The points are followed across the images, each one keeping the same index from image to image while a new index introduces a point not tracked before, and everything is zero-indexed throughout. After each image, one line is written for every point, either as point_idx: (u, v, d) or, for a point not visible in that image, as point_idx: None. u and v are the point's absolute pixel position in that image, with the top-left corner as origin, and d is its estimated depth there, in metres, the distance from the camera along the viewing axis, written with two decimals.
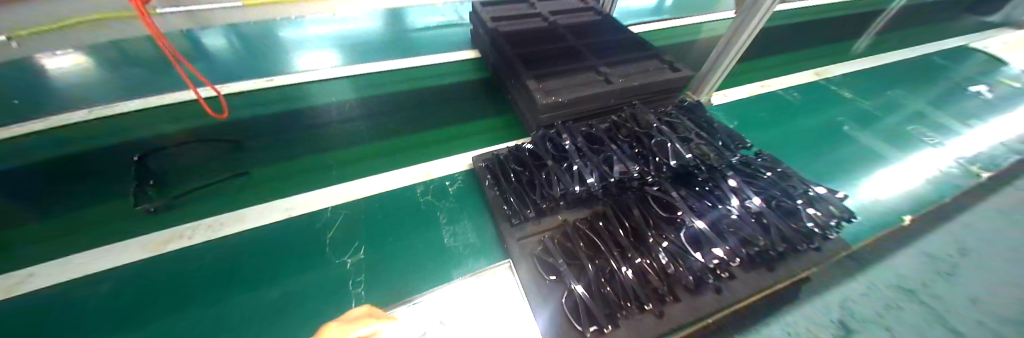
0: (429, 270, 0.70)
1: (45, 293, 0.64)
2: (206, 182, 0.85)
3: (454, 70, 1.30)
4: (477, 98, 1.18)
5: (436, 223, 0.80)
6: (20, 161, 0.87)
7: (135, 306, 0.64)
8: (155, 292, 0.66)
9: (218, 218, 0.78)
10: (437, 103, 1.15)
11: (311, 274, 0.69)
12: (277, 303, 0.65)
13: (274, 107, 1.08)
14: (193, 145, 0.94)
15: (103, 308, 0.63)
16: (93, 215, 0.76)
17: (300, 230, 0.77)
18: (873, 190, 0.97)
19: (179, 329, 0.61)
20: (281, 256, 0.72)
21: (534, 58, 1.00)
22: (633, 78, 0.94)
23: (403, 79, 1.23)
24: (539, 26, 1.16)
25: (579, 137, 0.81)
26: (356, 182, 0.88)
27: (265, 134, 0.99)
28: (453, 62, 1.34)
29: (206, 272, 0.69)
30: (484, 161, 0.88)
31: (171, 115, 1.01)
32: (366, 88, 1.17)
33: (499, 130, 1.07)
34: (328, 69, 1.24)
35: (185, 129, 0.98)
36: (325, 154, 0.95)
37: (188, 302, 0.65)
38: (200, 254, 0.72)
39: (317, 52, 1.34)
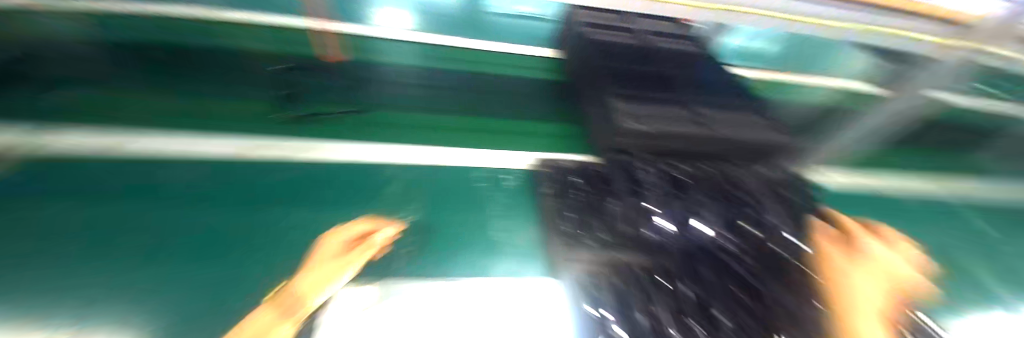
0: (465, 255, 0.68)
1: (145, 167, 0.74)
2: (321, 108, 0.92)
3: (531, 64, 1.25)
4: (549, 100, 1.14)
5: (485, 211, 0.78)
6: (140, 45, 0.98)
7: (202, 197, 0.69)
8: (221, 193, 0.71)
9: (290, 145, 0.83)
10: (507, 93, 1.14)
11: (355, 220, 0.70)
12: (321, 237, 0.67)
13: (358, 53, 1.11)
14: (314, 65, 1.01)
15: (182, 190, 0.70)
16: (196, 113, 0.86)
17: (359, 177, 0.78)
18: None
19: (228, 228, 0.64)
20: (336, 193, 0.74)
21: (623, 77, 0.94)
22: (729, 128, 0.85)
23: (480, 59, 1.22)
24: (636, 41, 1.07)
25: (658, 176, 0.77)
26: (417, 147, 0.88)
27: (344, 76, 1.02)
28: (532, 56, 1.29)
29: (268, 187, 0.73)
30: (549, 168, 0.85)
31: (267, 35, 1.07)
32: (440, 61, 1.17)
33: (564, 138, 1.03)
34: (400, 31, 1.21)
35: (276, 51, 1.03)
36: (392, 113, 0.96)
37: (241, 208, 0.68)
38: (268, 171, 0.76)
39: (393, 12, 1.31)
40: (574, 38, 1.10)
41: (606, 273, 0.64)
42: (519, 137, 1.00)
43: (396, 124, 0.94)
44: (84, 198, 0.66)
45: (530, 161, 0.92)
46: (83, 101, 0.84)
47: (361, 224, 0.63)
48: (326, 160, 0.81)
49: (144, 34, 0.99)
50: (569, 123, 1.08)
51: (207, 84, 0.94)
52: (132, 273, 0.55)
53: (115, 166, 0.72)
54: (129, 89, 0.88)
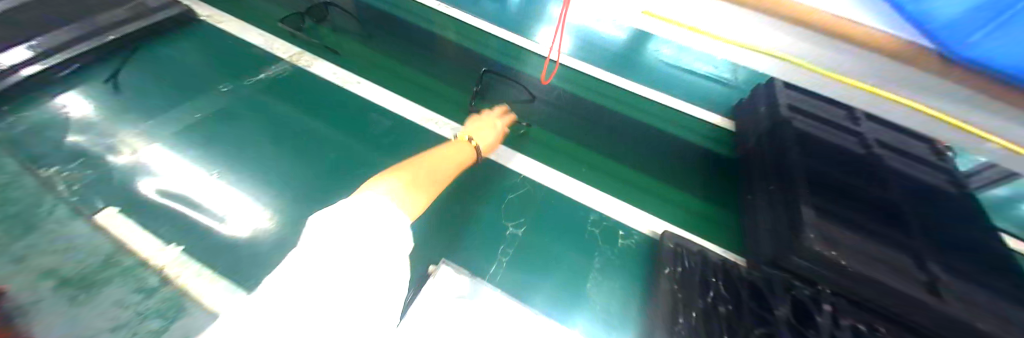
0: (557, 297, 0.67)
1: (352, 107, 0.95)
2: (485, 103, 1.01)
3: (691, 123, 1.10)
4: (698, 170, 0.99)
5: (590, 262, 0.73)
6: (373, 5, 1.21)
7: (382, 147, 0.87)
8: (394, 150, 0.87)
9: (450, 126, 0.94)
10: (653, 143, 1.03)
11: (477, 216, 0.76)
12: (448, 217, 0.75)
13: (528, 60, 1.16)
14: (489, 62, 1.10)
15: (372, 137, 0.89)
16: (392, 74, 1.05)
17: (492, 177, 0.84)
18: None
19: None
20: (469, 183, 0.81)
21: (823, 187, 0.74)
22: (983, 319, 0.58)
23: (634, 100, 1.11)
24: (852, 151, 0.85)
25: (850, 330, 0.57)
26: (546, 168, 0.89)
27: (506, 78, 1.08)
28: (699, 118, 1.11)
29: None
30: (678, 247, 0.72)
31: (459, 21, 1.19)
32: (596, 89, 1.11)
33: (701, 220, 0.88)
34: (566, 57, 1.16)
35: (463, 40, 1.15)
36: (535, 126, 0.98)
37: None
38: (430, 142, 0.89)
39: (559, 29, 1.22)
40: (766, 118, 0.94)
41: None
42: (648, 196, 0.90)
43: (533, 137, 0.96)
44: (317, 120, 0.90)
45: (654, 229, 0.82)
46: (333, 40, 1.11)
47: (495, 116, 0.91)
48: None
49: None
50: (719, 204, 0.93)
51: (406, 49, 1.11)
52: (324, 197, 0.75)
53: (340, 98, 0.96)
54: (355, 39, 1.12)
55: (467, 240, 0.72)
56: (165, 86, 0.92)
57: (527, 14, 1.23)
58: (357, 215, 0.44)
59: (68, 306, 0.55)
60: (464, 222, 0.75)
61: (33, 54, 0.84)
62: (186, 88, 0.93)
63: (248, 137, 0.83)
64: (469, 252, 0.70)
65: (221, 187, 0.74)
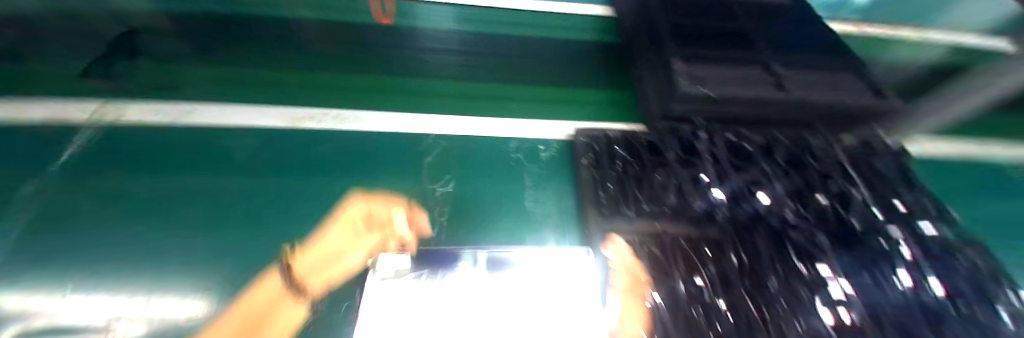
0: (507, 226, 0.69)
1: (207, 131, 0.79)
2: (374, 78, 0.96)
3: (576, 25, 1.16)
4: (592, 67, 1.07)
5: (521, 184, 0.76)
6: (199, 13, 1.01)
7: (262, 166, 0.74)
8: (277, 164, 0.75)
9: (337, 112, 0.86)
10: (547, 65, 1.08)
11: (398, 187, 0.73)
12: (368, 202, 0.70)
13: None
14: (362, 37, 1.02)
15: (246, 158, 0.75)
16: (251, 80, 0.91)
17: (402, 147, 0.80)
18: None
19: (291, 196, 0.69)
20: (380, 163, 0.77)
21: (687, 34, 0.82)
22: (817, 91, 0.72)
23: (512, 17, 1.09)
24: None
25: (719, 141, 0.69)
26: (455, 118, 0.88)
27: (387, 47, 1.03)
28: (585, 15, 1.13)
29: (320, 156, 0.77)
30: (588, 139, 0.78)
31: None
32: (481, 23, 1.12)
33: (607, 106, 0.96)
34: None
35: None
36: (433, 82, 0.97)
37: (299, 176, 0.73)
38: (319, 140, 0.80)
39: None
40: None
41: (653, 250, 0.59)
42: (558, 109, 0.95)
43: (433, 97, 0.93)
44: (164, 171, 0.72)
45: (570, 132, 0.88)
46: (154, 74, 0.90)
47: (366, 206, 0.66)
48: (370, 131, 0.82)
49: None
50: (618, 92, 1.01)
51: (257, 57, 0.97)
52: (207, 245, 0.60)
53: (184, 136, 0.78)
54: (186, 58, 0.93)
55: (398, 217, 0.67)
56: None
57: None
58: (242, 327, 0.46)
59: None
60: (392, 198, 0.70)
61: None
62: None
63: (74, 214, 0.63)
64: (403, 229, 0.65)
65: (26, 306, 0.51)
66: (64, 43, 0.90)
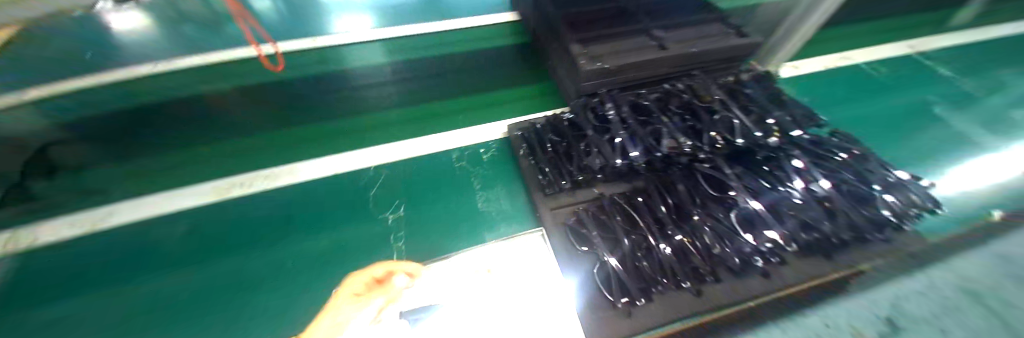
0: (466, 230, 0.72)
1: (128, 230, 0.73)
2: (302, 127, 0.94)
3: (489, 34, 1.24)
4: (513, 65, 1.14)
5: (470, 189, 0.80)
6: (92, 112, 0.94)
7: (201, 249, 0.70)
8: (217, 242, 0.72)
9: (271, 170, 0.83)
10: (475, 70, 1.12)
11: (352, 228, 0.73)
12: (325, 251, 0.69)
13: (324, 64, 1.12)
14: (283, 93, 1.01)
15: (180, 246, 0.71)
16: (166, 162, 0.84)
17: (346, 188, 0.80)
18: (970, 187, 0.83)
19: (243, 270, 0.67)
20: (328, 209, 0.76)
21: (579, 21, 0.93)
22: (692, 44, 0.85)
23: (436, 43, 1.20)
24: None
25: (624, 106, 0.78)
26: (399, 144, 0.90)
27: (310, 94, 1.02)
28: (494, 24, 1.28)
29: (263, 220, 0.75)
30: (521, 131, 0.86)
31: (224, 72, 1.06)
32: (399, 53, 1.16)
33: (535, 98, 1.04)
34: (366, 31, 1.22)
35: (238, 85, 1.02)
36: (364, 116, 0.97)
37: (245, 248, 0.70)
38: (257, 204, 0.77)
39: (353, 15, 1.32)
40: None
41: (596, 215, 0.68)
42: (496, 110, 1.00)
43: (373, 130, 0.94)
44: (94, 283, 0.66)
45: (505, 130, 0.94)
46: (43, 182, 0.79)
47: (382, 269, 0.59)
48: (314, 177, 0.82)
49: (97, 102, 0.96)
50: (543, 82, 1.09)
51: (170, 135, 0.90)
52: None
53: (108, 239, 0.72)
54: (80, 158, 0.84)
55: (360, 253, 0.69)
56: None
57: (316, 21, 1.29)
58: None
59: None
60: (352, 238, 0.71)
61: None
62: None
63: None
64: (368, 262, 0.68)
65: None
66: None
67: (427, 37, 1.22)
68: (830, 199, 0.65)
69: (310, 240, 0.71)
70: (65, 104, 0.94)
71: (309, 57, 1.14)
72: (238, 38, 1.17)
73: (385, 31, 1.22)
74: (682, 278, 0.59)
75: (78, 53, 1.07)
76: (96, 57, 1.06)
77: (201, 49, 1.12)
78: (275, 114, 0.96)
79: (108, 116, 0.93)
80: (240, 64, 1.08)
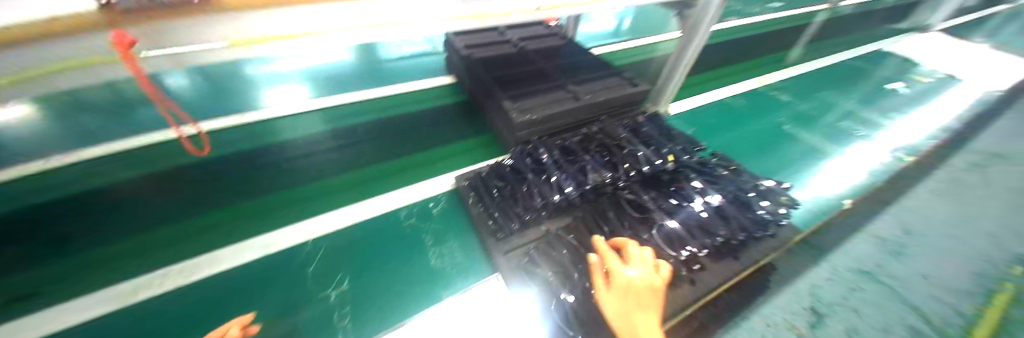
0: (422, 288, 0.73)
1: None
2: (237, 204, 0.88)
3: (430, 95, 1.35)
4: (454, 121, 1.23)
5: (422, 246, 0.82)
6: None
7: None
8: None
9: (199, 259, 0.76)
10: (418, 130, 1.18)
11: (299, 312, 0.69)
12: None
13: (260, 138, 1.09)
14: (213, 173, 0.96)
15: None
16: (61, 266, 0.72)
17: (287, 266, 0.76)
18: (822, 185, 1.08)
19: None
20: (269, 293, 0.72)
21: (506, 81, 1.07)
22: (599, 94, 1.03)
23: (376, 108, 1.25)
24: (509, 51, 1.24)
25: (554, 150, 0.89)
26: (344, 210, 0.89)
27: (245, 170, 0.98)
28: (432, 87, 1.39)
29: (186, 319, 0.67)
30: (467, 181, 0.92)
31: (140, 158, 0.97)
32: (340, 119, 1.19)
33: (479, 150, 1.12)
34: (303, 102, 1.24)
35: (157, 171, 0.94)
36: (307, 185, 0.95)
37: None
38: (180, 300, 0.69)
39: (288, 87, 1.33)
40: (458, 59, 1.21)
41: (544, 251, 0.74)
42: (442, 166, 1.06)
43: (316, 199, 0.92)
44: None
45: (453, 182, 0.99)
46: None
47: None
48: (253, 259, 0.77)
49: None
50: (483, 135, 1.18)
51: (62, 235, 0.78)
52: None
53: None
54: None
55: (312, 334, 0.66)
56: None
57: (247, 96, 1.27)
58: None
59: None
60: (302, 319, 0.68)
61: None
62: None
63: None
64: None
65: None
66: None
67: (367, 104, 1.27)
68: (721, 209, 0.79)
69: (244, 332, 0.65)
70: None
71: (240, 133, 1.10)
72: (153, 121, 1.09)
73: (324, 102, 1.25)
74: None
75: None
76: None
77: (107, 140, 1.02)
78: (204, 195, 0.90)
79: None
80: (156, 149, 1.01)
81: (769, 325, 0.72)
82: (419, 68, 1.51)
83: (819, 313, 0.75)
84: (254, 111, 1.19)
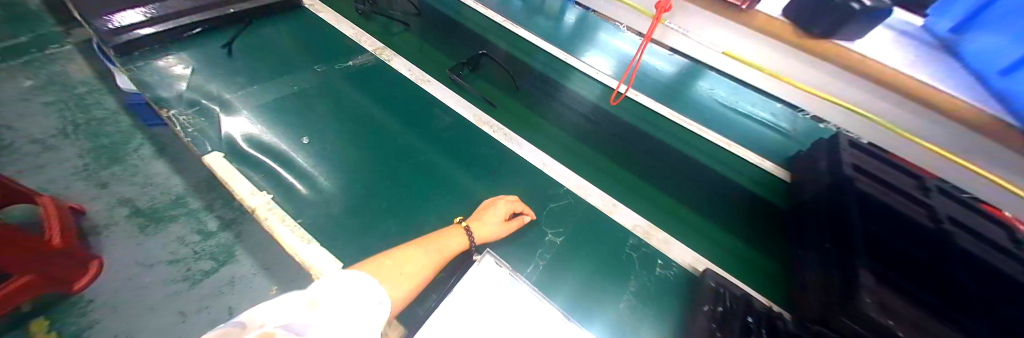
0: (594, 297, 0.82)
1: (427, 96, 1.28)
2: (533, 111, 1.22)
3: (725, 157, 1.07)
4: (727, 203, 1.00)
5: (624, 280, 0.85)
6: (448, 28, 1.50)
7: (438, 137, 1.16)
8: (444, 141, 1.15)
9: (505, 130, 1.18)
10: (694, 181, 1.04)
11: (539, 222, 0.95)
12: (468, 194, 1.02)
13: (563, 78, 1.28)
14: (532, 83, 1.29)
15: (428, 126, 1.19)
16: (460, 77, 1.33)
17: (544, 191, 1.03)
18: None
19: (438, 164, 1.09)
20: (520, 188, 1.04)
21: (886, 257, 0.65)
22: None
23: (668, 125, 1.13)
24: (937, 210, 0.69)
25: None
26: (590, 186, 1.04)
27: (548, 95, 1.25)
28: (736, 149, 1.07)
29: (461, 152, 1.12)
30: (716, 284, 0.80)
31: (508, 42, 1.40)
32: (620, 108, 1.19)
33: (729, 251, 0.92)
34: (607, 72, 1.25)
35: (510, 57, 1.35)
36: (572, 138, 1.15)
37: (448, 158, 1.11)
38: (479, 144, 1.15)
39: (612, 45, 1.31)
40: (826, 158, 0.84)
41: None
42: (678, 227, 0.96)
43: (573, 159, 1.10)
44: (408, 118, 1.21)
45: (692, 261, 0.89)
46: (416, 49, 1.44)
47: (512, 205, 0.91)
48: (526, 161, 1.10)
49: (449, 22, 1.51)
50: (769, 256, 0.91)
51: (429, 26, 1.52)
52: (390, 160, 1.08)
53: (433, 103, 1.26)
54: (437, 48, 1.44)
55: (519, 240, 0.92)
56: (257, 38, 1.42)
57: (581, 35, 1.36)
58: (331, 292, 0.55)
59: (167, 270, 1.03)
60: (531, 226, 0.94)
61: (146, 19, 1.27)
62: (270, 49, 1.39)
63: (351, 98, 1.26)
64: (522, 260, 0.88)
65: (338, 177, 1.02)
66: (382, 19, 1.56)
67: (667, 118, 1.14)
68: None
69: (474, 184, 1.04)
70: (439, 24, 1.51)
71: (568, 72, 1.29)
72: (535, 23, 1.42)
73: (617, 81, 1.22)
74: None
75: None
76: None
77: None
78: (522, 92, 1.27)
79: (441, 30, 1.50)
80: (523, 47, 1.37)
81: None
82: (760, 116, 1.12)
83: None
84: (576, 56, 1.31)
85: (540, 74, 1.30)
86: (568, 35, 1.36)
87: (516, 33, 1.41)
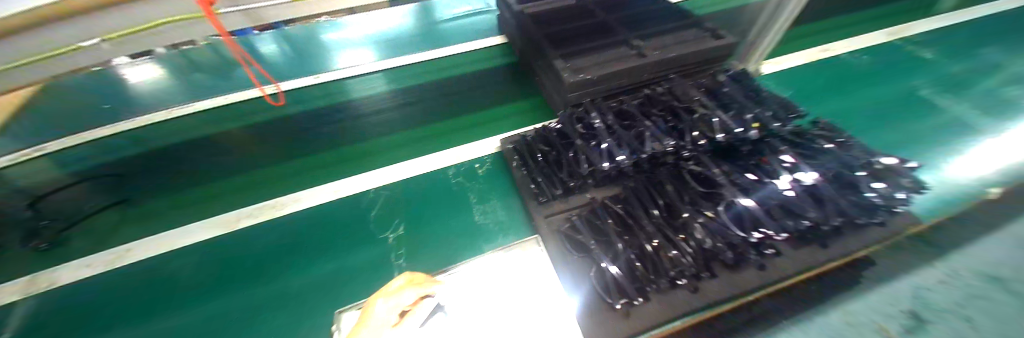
0: (464, 245, 0.74)
1: (108, 280, 0.76)
2: (305, 156, 1.00)
3: (480, 57, 1.33)
4: (507, 84, 1.19)
5: (469, 203, 0.83)
6: (113, 158, 1.04)
7: (157, 303, 0.72)
8: (174, 304, 0.71)
9: (281, 200, 0.88)
10: (480, 87, 1.19)
11: (364, 248, 0.76)
12: (262, 304, 0.69)
13: (323, 98, 1.20)
14: (285, 132, 1.08)
15: (134, 308, 0.71)
16: (170, 201, 0.91)
17: (345, 212, 0.84)
18: (964, 168, 0.86)
19: (193, 322, 0.68)
20: (314, 239, 0.80)
21: (562, 38, 0.99)
22: (667, 50, 0.91)
23: (427, 70, 1.28)
24: (567, 4, 1.13)
25: (608, 114, 0.80)
26: (394, 166, 0.94)
27: (312, 126, 1.09)
28: (480, 49, 1.37)
29: (201, 279, 0.75)
30: (512, 144, 0.88)
31: (229, 113, 1.16)
32: (392, 82, 1.24)
33: (527, 113, 1.08)
34: (366, 64, 1.32)
35: (244, 124, 1.11)
36: (367, 141, 1.03)
37: (202, 295, 0.72)
38: (222, 247, 0.80)
39: (355, 51, 1.42)
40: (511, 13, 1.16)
41: (587, 219, 0.69)
42: (497, 124, 1.05)
43: (384, 152, 0.99)
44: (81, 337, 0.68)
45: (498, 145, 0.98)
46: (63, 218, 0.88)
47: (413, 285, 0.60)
48: (308, 206, 0.86)
49: (117, 151, 1.06)
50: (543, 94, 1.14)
51: (83, 171, 1.01)
52: None
53: (139, 271, 0.78)
54: (107, 193, 0.94)
55: (359, 279, 0.71)
56: None
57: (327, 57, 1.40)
58: None
59: None
60: (360, 255, 0.75)
61: None
62: None
63: None
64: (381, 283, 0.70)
65: None
66: None
67: (430, 63, 1.31)
68: (836, 174, 0.68)
69: (262, 284, 0.72)
70: (102, 158, 1.04)
71: (325, 90, 1.22)
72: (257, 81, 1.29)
73: (374, 66, 1.30)
74: (678, 276, 0.58)
75: (100, 105, 1.21)
76: (113, 110, 1.19)
77: (134, 106, 1.20)
78: (281, 148, 1.03)
79: (112, 161, 1.03)
80: (255, 103, 1.19)
81: (851, 323, 0.61)
82: (478, 26, 1.52)
83: (922, 318, 0.61)
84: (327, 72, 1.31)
85: (293, 115, 1.13)
86: (313, 66, 1.35)
87: (240, 97, 1.21)
